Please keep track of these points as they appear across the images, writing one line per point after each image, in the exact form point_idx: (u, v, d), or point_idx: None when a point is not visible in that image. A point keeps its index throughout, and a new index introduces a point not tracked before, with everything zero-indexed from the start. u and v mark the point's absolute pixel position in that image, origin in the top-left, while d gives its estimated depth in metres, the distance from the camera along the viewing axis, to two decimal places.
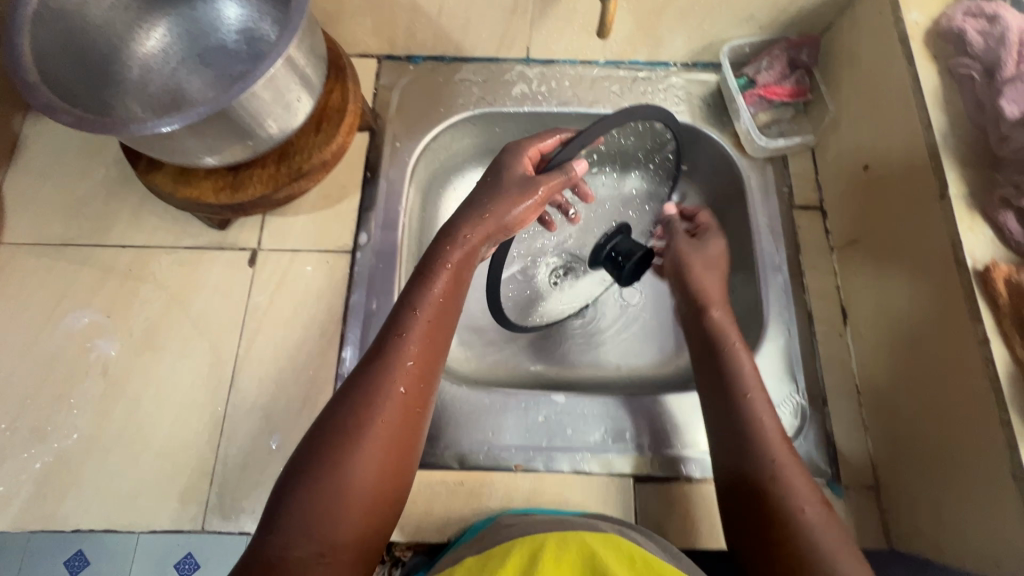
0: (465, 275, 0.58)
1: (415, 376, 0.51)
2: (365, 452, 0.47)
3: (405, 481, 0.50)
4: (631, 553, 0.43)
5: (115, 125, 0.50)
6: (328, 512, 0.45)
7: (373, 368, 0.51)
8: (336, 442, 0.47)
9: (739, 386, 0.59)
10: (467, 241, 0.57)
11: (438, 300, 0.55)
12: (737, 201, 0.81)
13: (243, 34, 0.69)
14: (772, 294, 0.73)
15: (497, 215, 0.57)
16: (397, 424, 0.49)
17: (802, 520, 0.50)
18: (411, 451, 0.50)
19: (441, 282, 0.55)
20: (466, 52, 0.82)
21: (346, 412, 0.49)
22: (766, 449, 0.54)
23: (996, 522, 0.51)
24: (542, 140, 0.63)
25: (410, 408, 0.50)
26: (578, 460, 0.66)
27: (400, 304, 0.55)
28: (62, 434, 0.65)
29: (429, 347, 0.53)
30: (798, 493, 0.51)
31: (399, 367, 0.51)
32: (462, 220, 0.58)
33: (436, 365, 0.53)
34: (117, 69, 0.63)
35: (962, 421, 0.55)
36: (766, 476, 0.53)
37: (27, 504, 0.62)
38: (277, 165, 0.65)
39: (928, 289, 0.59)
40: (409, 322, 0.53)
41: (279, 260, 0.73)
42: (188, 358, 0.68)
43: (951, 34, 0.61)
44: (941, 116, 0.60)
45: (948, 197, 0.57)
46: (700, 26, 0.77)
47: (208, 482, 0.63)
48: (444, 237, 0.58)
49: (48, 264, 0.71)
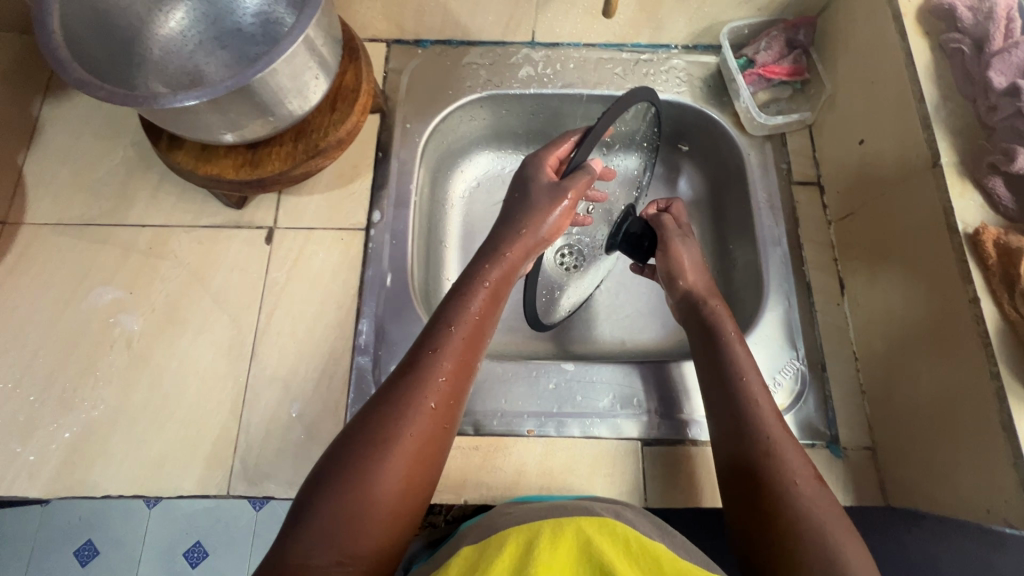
0: (501, 293, 0.64)
1: (447, 390, 0.55)
2: (396, 458, 0.50)
3: (427, 490, 0.53)
4: (627, 541, 0.41)
5: (145, 98, 0.52)
6: (356, 516, 0.48)
7: (409, 379, 0.55)
8: (370, 448, 0.50)
9: (734, 370, 0.62)
10: (511, 260, 0.64)
11: (473, 318, 0.60)
12: (737, 178, 0.84)
13: (259, 17, 0.71)
14: (772, 267, 0.76)
15: (532, 232, 0.65)
16: (428, 432, 0.53)
17: (793, 493, 0.52)
18: (435, 461, 0.54)
19: (475, 302, 0.61)
20: (474, 36, 0.85)
21: (381, 419, 0.52)
22: (759, 424, 0.57)
23: (987, 472, 0.54)
24: (558, 148, 0.69)
25: (439, 421, 0.54)
26: (588, 425, 0.68)
27: (437, 321, 0.60)
28: (89, 405, 0.67)
29: (462, 362, 0.57)
30: (789, 467, 0.53)
31: (434, 379, 0.55)
32: (502, 237, 0.66)
33: (467, 379, 0.58)
34: (138, 49, 0.66)
35: (953, 382, 0.58)
36: (763, 449, 0.55)
37: (57, 472, 0.64)
38: (294, 143, 0.67)
39: (919, 257, 0.62)
40: (445, 337, 0.58)
41: (295, 238, 0.75)
42: (210, 333, 0.70)
43: (943, 10, 0.63)
44: (932, 89, 0.62)
45: (940, 165, 0.59)
46: (700, 8, 0.80)
47: (232, 450, 0.66)
48: (484, 259, 0.65)
49: (70, 243, 0.73)
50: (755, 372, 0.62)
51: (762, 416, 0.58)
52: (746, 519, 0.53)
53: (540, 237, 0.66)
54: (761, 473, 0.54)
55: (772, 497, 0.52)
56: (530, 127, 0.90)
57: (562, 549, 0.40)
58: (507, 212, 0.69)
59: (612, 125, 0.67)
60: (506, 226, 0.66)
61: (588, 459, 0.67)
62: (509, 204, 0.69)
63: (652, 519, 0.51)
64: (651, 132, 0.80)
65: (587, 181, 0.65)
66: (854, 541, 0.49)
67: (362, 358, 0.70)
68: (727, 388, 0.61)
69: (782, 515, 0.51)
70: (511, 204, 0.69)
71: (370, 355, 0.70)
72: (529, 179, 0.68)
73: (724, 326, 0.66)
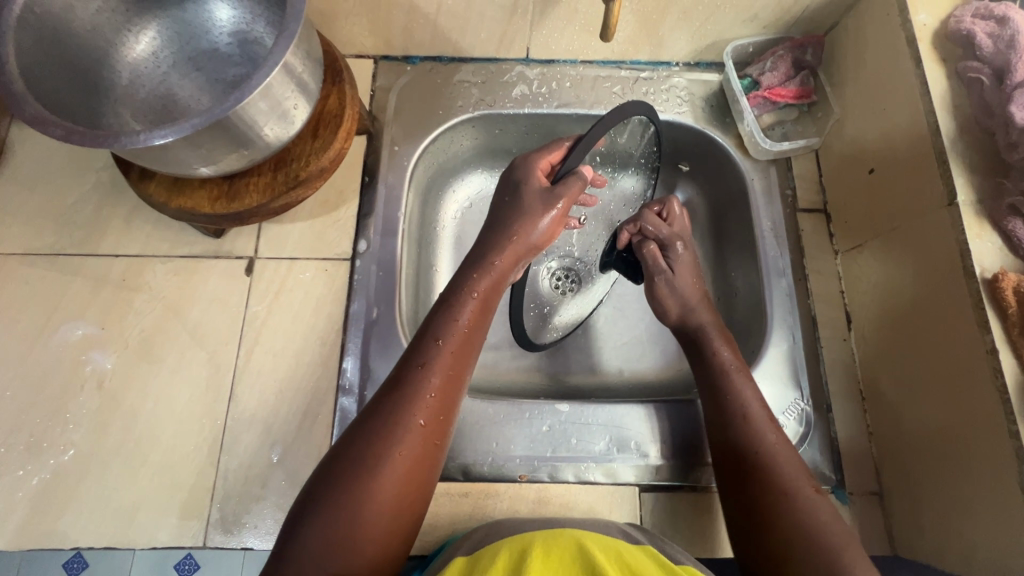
0: (491, 303, 0.61)
1: (436, 407, 0.52)
2: (383, 481, 0.48)
3: (418, 512, 0.51)
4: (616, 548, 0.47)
5: (108, 137, 0.48)
6: (343, 543, 0.45)
7: (395, 397, 0.52)
8: (356, 472, 0.48)
9: (728, 383, 0.61)
10: (500, 267, 0.61)
11: (462, 330, 0.57)
12: (739, 203, 0.80)
13: (236, 36, 0.67)
14: (776, 300, 0.72)
15: (524, 235, 0.61)
16: (416, 453, 0.50)
17: (789, 501, 0.51)
18: (425, 482, 0.51)
19: (466, 313, 0.58)
20: (465, 53, 0.81)
21: (365, 441, 0.49)
22: (755, 433, 0.57)
23: (1001, 513, 0.52)
24: (551, 153, 0.65)
25: (429, 441, 0.51)
26: (583, 469, 0.66)
27: (425, 333, 0.57)
28: (59, 449, 0.64)
29: (451, 377, 0.54)
30: (787, 478, 0.53)
31: (422, 397, 0.52)
32: (491, 246, 0.62)
33: (457, 394, 0.55)
34: (107, 75, 0.62)
35: (965, 417, 0.55)
36: (757, 462, 0.55)
37: (25, 521, 0.61)
38: (274, 172, 0.64)
39: (929, 281, 0.59)
40: (433, 351, 0.55)
41: (277, 268, 0.71)
42: (186, 371, 0.67)
43: (960, 36, 0.60)
44: (948, 120, 0.59)
45: (957, 204, 0.56)
46: (703, 26, 0.76)
47: (209, 496, 0.63)
48: (472, 267, 0.61)
49: (38, 275, 0.69)
50: (751, 387, 0.61)
51: (758, 428, 0.57)
52: (745, 528, 0.53)
53: (533, 243, 0.62)
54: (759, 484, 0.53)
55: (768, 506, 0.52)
56: (525, 146, 0.86)
57: (555, 557, 0.44)
58: (495, 215, 0.64)
59: (607, 135, 0.64)
60: (495, 232, 0.62)
61: (583, 504, 0.64)
62: (498, 209, 0.64)
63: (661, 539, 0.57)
64: (651, 151, 0.76)
65: (579, 185, 0.63)
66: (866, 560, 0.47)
67: (347, 399, 0.67)
68: (722, 406, 0.60)
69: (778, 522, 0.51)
70: (499, 209, 0.64)
71: (355, 395, 0.67)
72: (519, 181, 0.64)
73: (714, 347, 0.64)
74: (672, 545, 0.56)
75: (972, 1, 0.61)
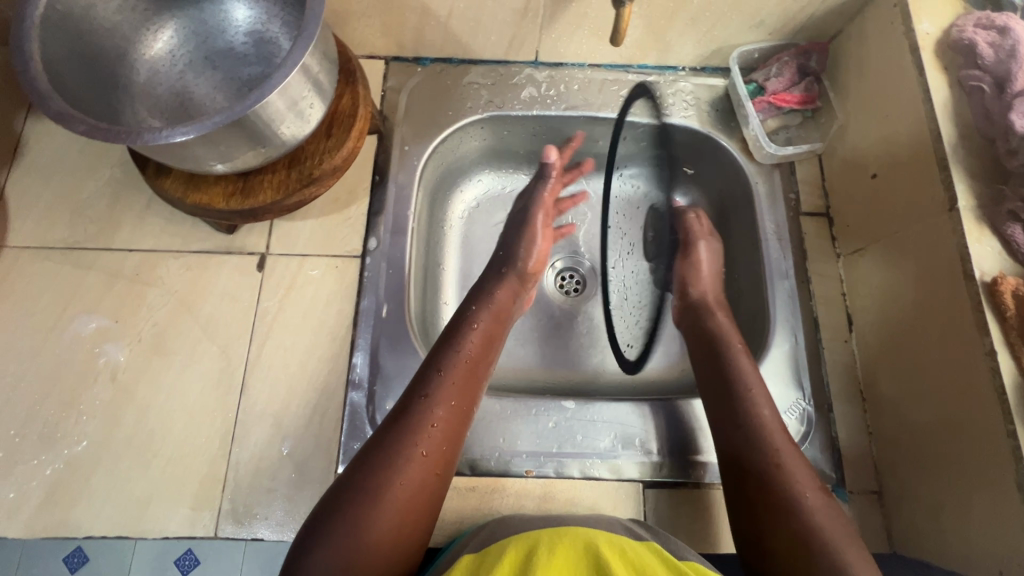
0: (493, 337, 0.65)
1: (440, 435, 0.55)
2: (387, 506, 0.50)
3: (422, 538, 0.52)
4: (622, 546, 0.48)
5: (130, 134, 0.50)
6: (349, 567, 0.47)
7: (401, 425, 0.54)
8: (364, 497, 0.50)
9: (741, 383, 0.62)
10: (499, 300, 0.69)
11: (465, 360, 0.61)
12: (743, 204, 0.81)
13: (252, 36, 0.68)
14: (779, 301, 0.74)
15: (514, 267, 0.73)
16: (420, 478, 0.52)
17: (802, 503, 0.53)
18: (429, 508, 0.53)
19: (468, 344, 0.62)
20: (475, 55, 0.82)
21: (372, 469, 0.51)
22: (766, 434, 0.58)
23: (998, 516, 0.53)
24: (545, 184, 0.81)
25: (431, 469, 0.53)
26: (588, 465, 0.67)
27: (429, 365, 0.60)
28: (72, 440, 0.65)
29: (455, 406, 0.57)
30: (798, 479, 0.54)
31: (427, 425, 0.55)
32: (489, 286, 0.70)
33: (461, 420, 0.57)
34: (124, 72, 0.63)
35: (964, 419, 0.56)
36: (771, 461, 0.56)
37: (38, 510, 0.62)
38: (288, 170, 0.65)
39: (930, 285, 0.61)
40: (436, 381, 0.58)
41: (288, 264, 0.72)
42: (199, 364, 0.68)
43: (963, 44, 0.61)
44: (950, 127, 0.60)
45: (958, 209, 0.57)
46: (710, 31, 0.77)
47: (221, 488, 0.64)
48: (474, 300, 0.68)
49: (54, 268, 0.70)
50: (760, 381, 0.63)
51: (767, 426, 0.59)
52: (747, 523, 0.55)
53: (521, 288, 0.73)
54: (768, 484, 0.55)
55: (774, 508, 0.53)
56: (532, 148, 0.87)
57: (560, 553, 0.45)
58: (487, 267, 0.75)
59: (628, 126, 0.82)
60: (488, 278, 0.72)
61: (588, 500, 0.66)
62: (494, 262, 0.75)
63: (660, 534, 0.58)
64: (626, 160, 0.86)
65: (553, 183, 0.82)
66: (858, 541, 0.51)
67: (356, 393, 0.68)
68: (735, 407, 0.61)
69: (786, 526, 0.52)
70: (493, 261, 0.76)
71: (364, 390, 0.68)
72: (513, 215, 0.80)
73: (731, 342, 0.67)
74: (674, 541, 0.57)
75: (974, 12, 0.63)
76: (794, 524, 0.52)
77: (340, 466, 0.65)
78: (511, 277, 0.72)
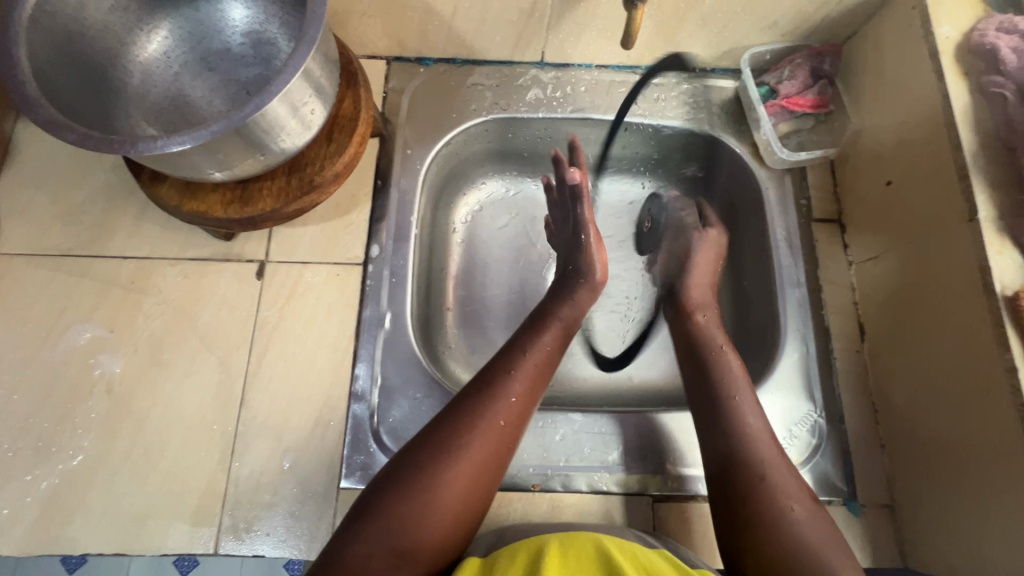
0: (572, 330, 0.64)
1: (517, 411, 0.55)
2: (458, 469, 0.50)
3: (482, 508, 0.52)
4: (633, 551, 0.46)
5: (123, 143, 0.48)
6: (418, 514, 0.48)
7: (483, 392, 0.55)
8: (436, 453, 0.50)
9: (729, 387, 0.60)
10: (581, 299, 0.66)
11: (547, 347, 0.60)
12: (753, 211, 0.79)
13: (249, 37, 0.66)
14: (789, 310, 0.72)
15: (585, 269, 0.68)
16: (492, 446, 0.52)
17: (789, 517, 0.51)
18: (493, 481, 0.53)
19: (550, 332, 0.61)
20: (480, 55, 0.80)
21: (451, 426, 0.52)
22: (754, 443, 0.56)
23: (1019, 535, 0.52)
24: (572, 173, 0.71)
25: (503, 441, 0.53)
26: (596, 479, 0.66)
27: (512, 346, 0.60)
28: (67, 454, 0.63)
29: (532, 385, 0.57)
30: (784, 492, 0.53)
31: (506, 398, 0.55)
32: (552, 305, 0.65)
33: (534, 402, 0.57)
34: (117, 76, 0.61)
35: (984, 436, 0.55)
36: (756, 473, 0.54)
37: (33, 525, 0.61)
38: (288, 176, 0.63)
39: (950, 299, 0.59)
40: (518, 360, 0.58)
41: (288, 271, 0.70)
42: (198, 374, 0.66)
43: (984, 49, 0.60)
44: (970, 135, 0.58)
45: (978, 220, 0.56)
46: (721, 32, 0.75)
47: (221, 503, 0.62)
48: (555, 300, 0.65)
49: (47, 275, 0.68)
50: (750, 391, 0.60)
51: (751, 433, 0.57)
52: (730, 534, 0.53)
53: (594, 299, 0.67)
54: (751, 497, 0.53)
55: (755, 521, 0.52)
56: (538, 150, 0.85)
57: (571, 559, 0.44)
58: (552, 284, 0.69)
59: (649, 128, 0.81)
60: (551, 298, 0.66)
61: (595, 513, 0.64)
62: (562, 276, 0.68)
63: (669, 545, 0.57)
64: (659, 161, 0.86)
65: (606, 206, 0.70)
66: (845, 553, 0.50)
67: (359, 406, 0.66)
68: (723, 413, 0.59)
69: (776, 542, 0.50)
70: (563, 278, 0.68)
71: (367, 402, 0.66)
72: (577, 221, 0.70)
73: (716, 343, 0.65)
74: (683, 551, 0.56)
75: (995, 15, 0.61)
76: (781, 539, 0.50)
77: (344, 480, 0.63)
78: (585, 286, 0.66)
